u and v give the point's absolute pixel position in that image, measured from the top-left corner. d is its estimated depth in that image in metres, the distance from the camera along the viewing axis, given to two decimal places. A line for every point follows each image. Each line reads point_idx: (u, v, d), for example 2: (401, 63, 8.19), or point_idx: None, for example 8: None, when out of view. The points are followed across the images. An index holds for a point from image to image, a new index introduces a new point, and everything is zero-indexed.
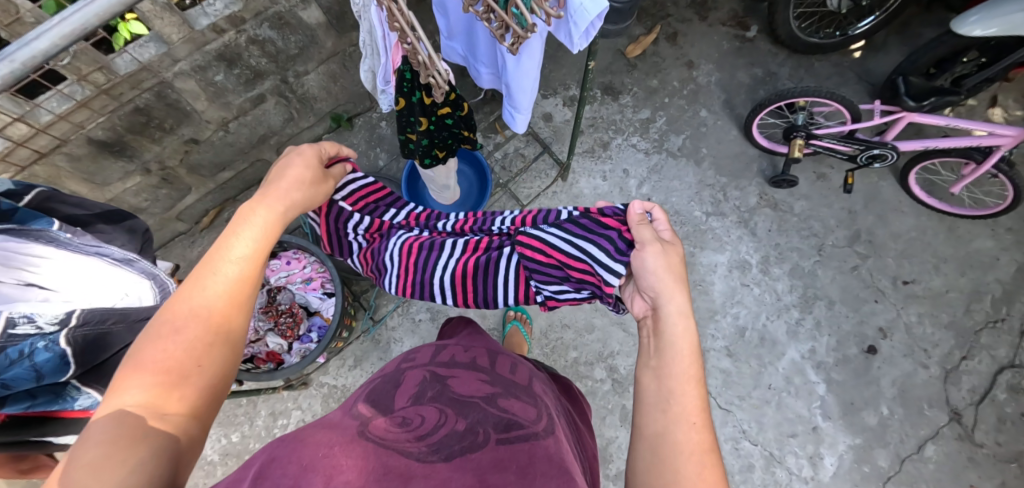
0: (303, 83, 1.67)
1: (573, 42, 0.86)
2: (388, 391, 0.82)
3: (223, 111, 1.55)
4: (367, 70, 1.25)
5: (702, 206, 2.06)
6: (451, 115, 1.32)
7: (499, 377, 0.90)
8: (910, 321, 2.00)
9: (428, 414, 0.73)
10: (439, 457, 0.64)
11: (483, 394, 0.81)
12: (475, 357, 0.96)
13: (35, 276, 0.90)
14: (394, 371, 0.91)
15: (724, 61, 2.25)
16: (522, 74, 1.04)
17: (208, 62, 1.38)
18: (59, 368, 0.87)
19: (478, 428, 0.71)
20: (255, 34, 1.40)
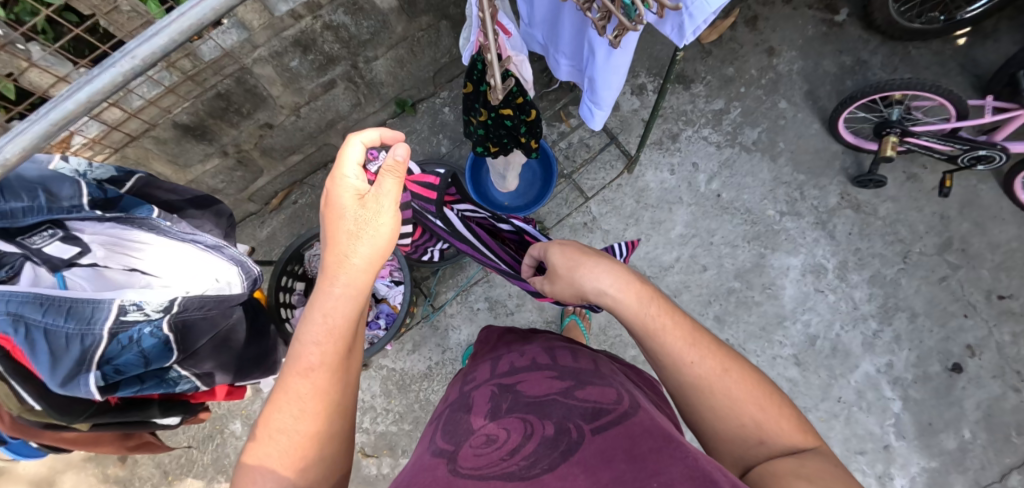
0: (372, 69, 1.67)
1: (683, 37, 0.81)
2: (458, 416, 0.84)
3: (297, 97, 1.58)
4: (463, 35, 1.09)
5: (775, 205, 1.94)
6: (513, 117, 1.19)
7: (566, 369, 0.88)
8: (1004, 340, 1.83)
9: (511, 428, 0.73)
10: (542, 467, 0.64)
11: (559, 389, 0.80)
12: (533, 358, 0.94)
13: (140, 262, 1.01)
14: (461, 396, 0.92)
15: (809, 48, 2.08)
16: (612, 70, 0.99)
17: (284, 48, 1.40)
18: (164, 354, 0.95)
19: (568, 425, 0.71)
20: (330, 20, 1.40)
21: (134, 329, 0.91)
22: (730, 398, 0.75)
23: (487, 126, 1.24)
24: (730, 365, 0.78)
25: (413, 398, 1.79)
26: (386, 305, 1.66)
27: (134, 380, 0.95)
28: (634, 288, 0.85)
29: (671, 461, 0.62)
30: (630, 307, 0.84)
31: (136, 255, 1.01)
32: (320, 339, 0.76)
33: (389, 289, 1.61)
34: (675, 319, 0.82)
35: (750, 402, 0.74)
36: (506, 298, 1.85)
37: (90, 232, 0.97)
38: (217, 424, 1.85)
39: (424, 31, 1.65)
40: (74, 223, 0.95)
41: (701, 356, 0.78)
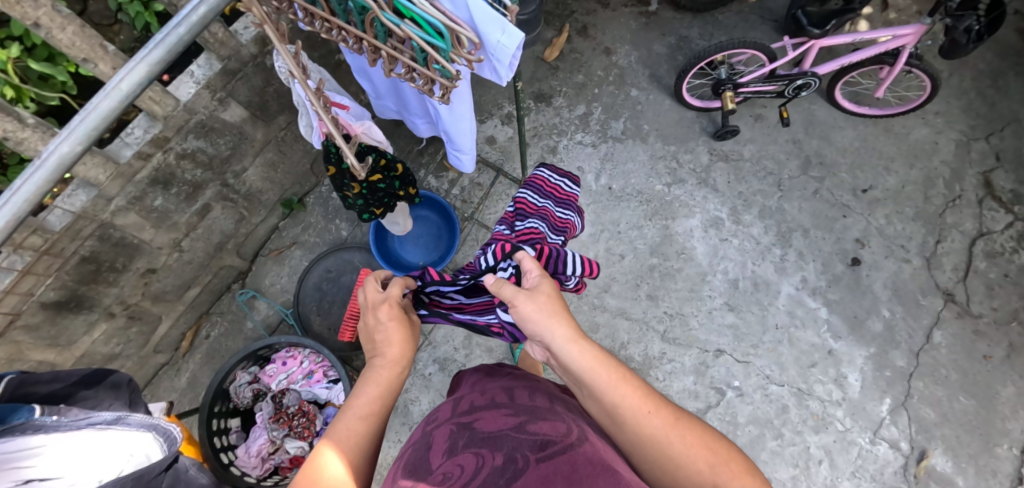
0: (244, 181, 1.64)
1: (500, 77, 0.80)
2: (418, 456, 0.82)
3: (172, 233, 1.51)
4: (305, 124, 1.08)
5: (660, 179, 2.11)
6: (384, 179, 1.23)
7: (522, 406, 0.89)
8: (881, 224, 2.08)
9: (466, 462, 0.75)
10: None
11: (511, 424, 0.81)
12: (492, 396, 0.94)
13: (34, 470, 0.86)
14: (422, 435, 0.90)
15: (637, 39, 2.32)
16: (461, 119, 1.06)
17: (142, 191, 1.35)
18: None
19: (515, 455, 0.74)
20: (183, 148, 1.37)
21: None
22: (671, 445, 0.78)
23: (364, 196, 1.23)
24: (678, 418, 0.81)
25: None
26: (331, 407, 1.48)
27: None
28: (590, 354, 0.85)
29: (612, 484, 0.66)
30: (577, 361, 0.84)
31: (26, 463, 0.85)
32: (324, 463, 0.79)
33: (328, 390, 1.48)
34: (626, 378, 0.83)
35: (684, 439, 0.78)
36: (454, 352, 1.85)
37: None
38: None
39: (286, 129, 1.66)
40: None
41: (652, 412, 0.80)
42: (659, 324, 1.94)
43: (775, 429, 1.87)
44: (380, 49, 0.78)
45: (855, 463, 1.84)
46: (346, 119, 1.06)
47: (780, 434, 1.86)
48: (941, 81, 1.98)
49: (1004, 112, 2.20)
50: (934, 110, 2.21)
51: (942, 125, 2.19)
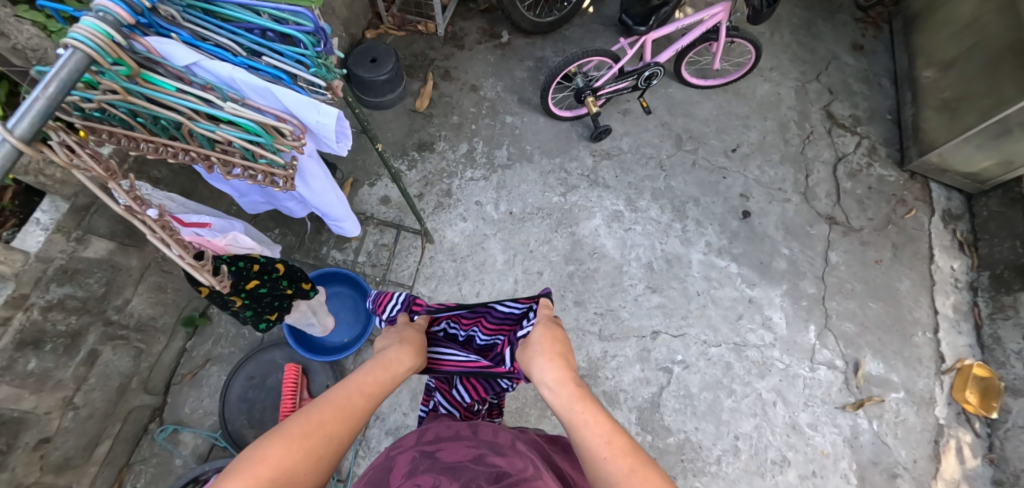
0: (132, 313, 1.55)
1: (336, 148, 0.92)
2: (378, 477, 0.88)
3: (60, 392, 1.38)
4: None
5: (555, 191, 2.20)
6: (264, 282, 1.19)
7: (483, 439, 0.94)
8: (756, 175, 2.29)
9: (423, 484, 0.80)
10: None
11: (473, 457, 0.87)
12: (458, 430, 0.99)
13: None
14: (384, 459, 0.94)
15: (498, 71, 2.45)
16: (325, 187, 1.15)
17: (10, 358, 1.23)
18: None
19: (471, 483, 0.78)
20: (47, 299, 1.28)
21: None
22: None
23: (250, 305, 1.19)
24: (637, 465, 0.80)
25: None
26: None
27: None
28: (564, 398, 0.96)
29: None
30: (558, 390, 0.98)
31: None
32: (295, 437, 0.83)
33: None
34: (596, 421, 0.89)
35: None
36: (404, 418, 1.81)
37: None
38: None
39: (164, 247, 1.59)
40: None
41: (615, 454, 0.83)
42: (593, 326, 1.99)
43: (727, 388, 1.95)
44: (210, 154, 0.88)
45: (805, 394, 1.96)
46: (205, 236, 1.11)
47: (732, 390, 1.95)
48: (761, 43, 2.25)
49: (823, 54, 2.51)
50: (768, 66, 2.49)
51: (778, 77, 2.47)
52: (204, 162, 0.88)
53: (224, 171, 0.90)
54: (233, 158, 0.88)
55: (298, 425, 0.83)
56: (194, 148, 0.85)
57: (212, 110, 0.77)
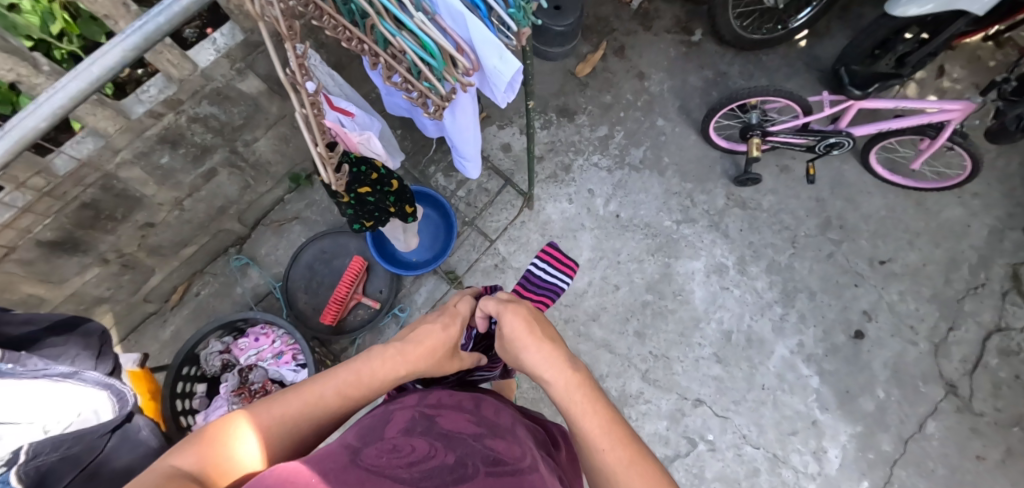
0: (254, 151, 1.66)
1: (498, 97, 0.92)
2: (374, 427, 0.80)
3: (175, 191, 1.54)
4: None
5: (671, 215, 2.06)
6: (373, 193, 1.23)
7: (484, 418, 0.89)
8: (892, 300, 2.00)
9: (417, 444, 0.71)
10: (444, 476, 0.61)
11: (474, 435, 0.80)
12: (460, 400, 0.95)
13: None
14: (382, 412, 0.89)
15: (673, 68, 2.26)
16: (469, 128, 1.12)
17: (150, 147, 1.37)
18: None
19: (465, 460, 0.66)
20: (195, 112, 1.39)
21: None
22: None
23: (354, 207, 1.22)
24: None
25: None
26: None
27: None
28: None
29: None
30: None
31: None
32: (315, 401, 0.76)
33: (295, 374, 1.45)
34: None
35: None
36: None
37: None
38: None
39: None
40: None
41: None
42: (642, 363, 1.90)
43: None
44: (379, 54, 0.88)
45: None
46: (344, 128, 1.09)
47: None
48: (983, 165, 1.88)
49: None
50: (973, 190, 2.10)
51: (978, 207, 2.08)
52: (372, 58, 0.89)
53: (385, 74, 0.91)
54: (404, 73, 0.87)
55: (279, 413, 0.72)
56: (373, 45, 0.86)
57: (402, 15, 0.76)
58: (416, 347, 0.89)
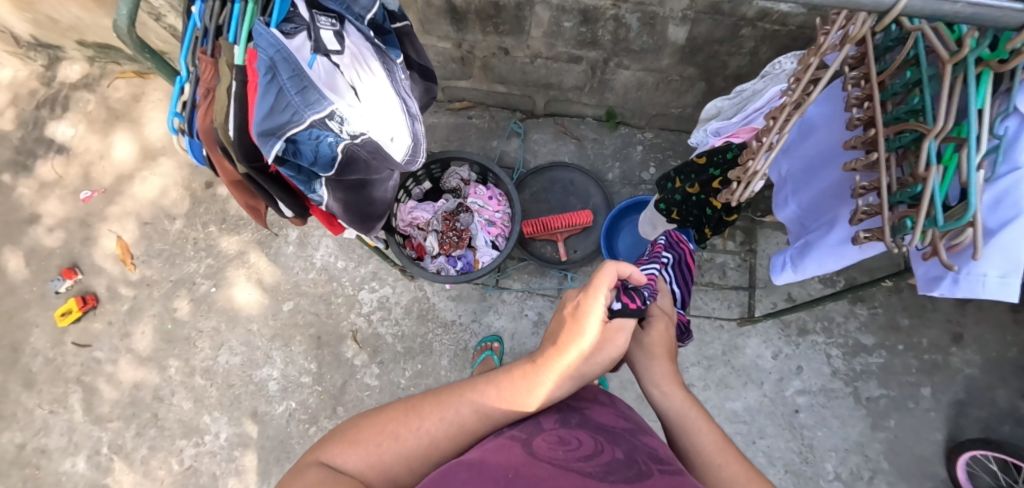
0: (616, 73, 1.69)
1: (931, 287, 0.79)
2: (527, 412, 0.82)
3: (544, 48, 1.64)
4: (716, 106, 1.12)
5: (840, 465, 1.75)
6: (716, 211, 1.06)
7: (624, 410, 0.90)
8: None
9: (582, 438, 0.73)
10: (613, 473, 0.64)
11: (626, 427, 0.80)
12: (597, 391, 0.95)
13: (359, 85, 0.90)
14: (527, 396, 0.88)
15: (993, 365, 1.79)
16: (836, 258, 0.95)
17: (572, 9, 1.44)
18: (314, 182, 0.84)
19: (635, 457, 0.70)
20: (622, 16, 1.44)
21: (320, 133, 0.76)
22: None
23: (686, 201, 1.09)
24: None
25: (420, 334, 1.82)
26: (472, 256, 1.49)
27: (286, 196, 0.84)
28: None
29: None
30: None
31: (360, 76, 0.90)
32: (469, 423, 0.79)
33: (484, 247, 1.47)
34: None
35: None
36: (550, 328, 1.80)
37: (351, 39, 0.89)
38: (279, 222, 2.00)
39: (679, 79, 1.66)
40: (348, 26, 0.88)
41: None
42: None
43: None
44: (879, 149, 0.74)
45: None
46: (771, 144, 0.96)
47: None
48: None
49: None
50: None
51: None
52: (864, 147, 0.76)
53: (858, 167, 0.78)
54: (882, 185, 0.73)
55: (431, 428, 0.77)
56: (886, 135, 0.73)
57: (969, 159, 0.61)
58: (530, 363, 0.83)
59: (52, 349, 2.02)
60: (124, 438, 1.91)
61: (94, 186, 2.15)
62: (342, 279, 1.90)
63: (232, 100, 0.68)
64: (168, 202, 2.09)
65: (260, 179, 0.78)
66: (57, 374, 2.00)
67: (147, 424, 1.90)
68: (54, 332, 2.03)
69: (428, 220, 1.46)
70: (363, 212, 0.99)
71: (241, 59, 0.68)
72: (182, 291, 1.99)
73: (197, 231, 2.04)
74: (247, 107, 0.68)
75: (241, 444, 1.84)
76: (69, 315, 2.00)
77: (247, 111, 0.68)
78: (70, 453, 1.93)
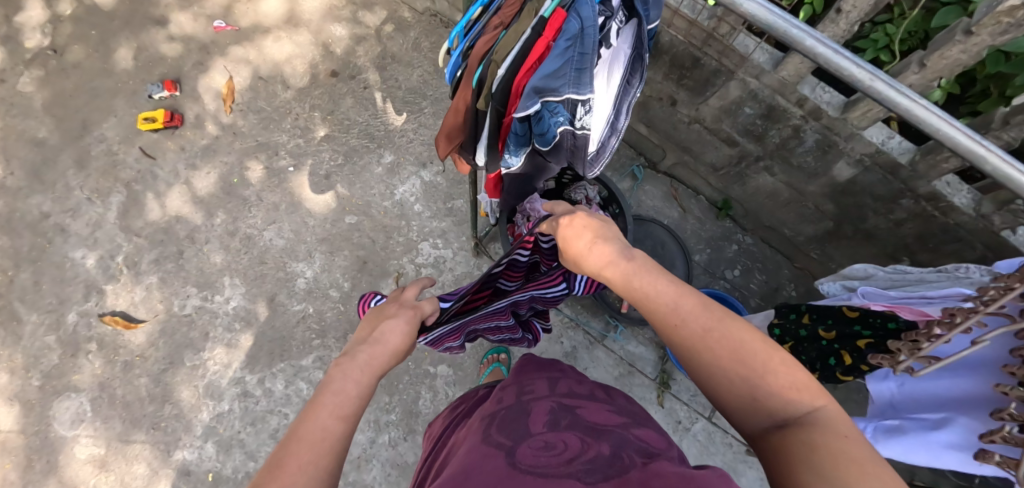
0: (759, 173, 1.69)
1: None
2: (517, 419, 0.80)
3: (708, 117, 1.64)
4: (866, 269, 1.19)
5: None
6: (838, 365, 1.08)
7: (620, 405, 0.86)
8: None
9: (569, 439, 0.70)
10: (599, 472, 0.62)
11: (619, 422, 0.77)
12: (591, 389, 0.92)
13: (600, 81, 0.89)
14: (516, 401, 0.87)
15: None
16: (927, 454, 0.96)
17: (764, 98, 1.45)
18: (522, 147, 0.86)
19: (622, 452, 0.67)
20: (803, 128, 1.45)
21: (562, 111, 0.78)
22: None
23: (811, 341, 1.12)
24: None
25: None
26: None
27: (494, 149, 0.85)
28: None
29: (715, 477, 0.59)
30: None
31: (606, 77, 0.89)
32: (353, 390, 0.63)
33: None
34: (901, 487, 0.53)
35: None
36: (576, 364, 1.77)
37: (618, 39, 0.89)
38: (380, 140, 2.00)
39: (814, 207, 1.66)
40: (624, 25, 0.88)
41: None
42: None
43: None
44: None
45: None
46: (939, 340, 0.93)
47: None
48: None
49: None
50: None
51: None
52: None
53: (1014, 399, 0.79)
54: None
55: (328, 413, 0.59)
56: None
57: None
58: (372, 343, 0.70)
59: (118, 145, 2.02)
60: (142, 258, 1.90)
61: (231, 21, 2.15)
62: (412, 222, 1.89)
63: (522, 42, 0.70)
64: (290, 70, 2.09)
65: (489, 121, 0.78)
66: (111, 170, 1.99)
67: (169, 257, 1.90)
68: (128, 130, 2.03)
69: (540, 217, 1.42)
70: (527, 186, 1.04)
71: (547, 12, 0.69)
72: (261, 156, 1.99)
73: (302, 108, 2.05)
74: (528, 58, 0.71)
75: (244, 320, 1.82)
76: (151, 123, 1.99)
77: (523, 61, 0.71)
78: (87, 246, 1.92)
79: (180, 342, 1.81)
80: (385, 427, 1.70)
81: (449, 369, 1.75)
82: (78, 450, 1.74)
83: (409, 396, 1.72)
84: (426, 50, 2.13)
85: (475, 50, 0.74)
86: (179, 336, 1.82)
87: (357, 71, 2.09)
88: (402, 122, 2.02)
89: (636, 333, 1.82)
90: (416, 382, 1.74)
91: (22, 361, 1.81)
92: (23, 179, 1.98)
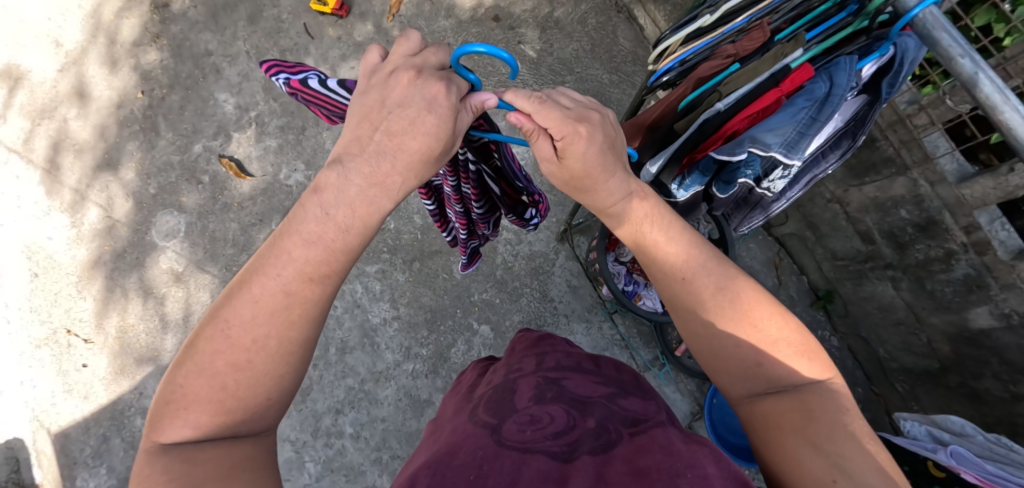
0: (880, 280, 1.54)
1: None
2: (502, 399, 0.83)
3: (851, 203, 1.51)
4: (961, 424, 1.28)
5: None
6: None
7: (607, 379, 0.88)
8: None
9: (554, 415, 0.75)
10: (583, 452, 0.68)
11: (602, 394, 0.81)
12: (578, 362, 0.93)
13: None
14: (505, 378, 0.90)
15: None
16: None
17: (928, 207, 1.31)
18: (697, 181, 1.00)
19: (607, 424, 0.73)
20: (955, 256, 1.31)
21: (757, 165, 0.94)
22: None
23: None
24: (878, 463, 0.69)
25: (520, 281, 1.82)
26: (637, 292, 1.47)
27: (674, 167, 0.97)
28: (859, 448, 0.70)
29: (704, 459, 0.66)
30: None
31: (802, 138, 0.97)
32: (375, 177, 0.77)
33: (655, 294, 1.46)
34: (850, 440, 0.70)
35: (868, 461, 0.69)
36: None
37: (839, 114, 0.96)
38: None
39: (926, 340, 1.50)
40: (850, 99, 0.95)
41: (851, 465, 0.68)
42: None
43: None
44: None
45: None
46: None
47: None
48: None
49: None
50: None
51: None
52: None
53: None
54: None
55: (403, 138, 0.77)
56: None
57: None
58: (331, 229, 0.76)
59: (287, 13, 2.15)
60: (271, 121, 2.06)
61: None
62: None
63: (753, 86, 0.86)
64: None
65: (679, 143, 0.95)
66: (274, 34, 2.14)
67: (293, 129, 2.05)
68: (300, 4, 2.16)
69: None
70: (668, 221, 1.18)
71: (793, 65, 0.84)
72: None
73: (456, 40, 2.09)
74: (757, 98, 0.86)
75: None
76: (321, 6, 2.08)
77: (754, 96, 0.86)
78: (231, 92, 2.09)
79: (274, 206, 1.98)
80: (414, 357, 1.77)
81: (491, 331, 1.78)
82: (162, 260, 1.95)
83: (446, 340, 1.78)
84: (591, 27, 2.10)
85: (703, 74, 0.94)
86: (275, 201, 1.98)
87: (518, 23, 2.09)
88: (540, 88, 2.02)
89: (679, 378, 1.76)
90: (456, 331, 1.78)
91: (149, 167, 2.03)
92: (202, 15, 2.16)
